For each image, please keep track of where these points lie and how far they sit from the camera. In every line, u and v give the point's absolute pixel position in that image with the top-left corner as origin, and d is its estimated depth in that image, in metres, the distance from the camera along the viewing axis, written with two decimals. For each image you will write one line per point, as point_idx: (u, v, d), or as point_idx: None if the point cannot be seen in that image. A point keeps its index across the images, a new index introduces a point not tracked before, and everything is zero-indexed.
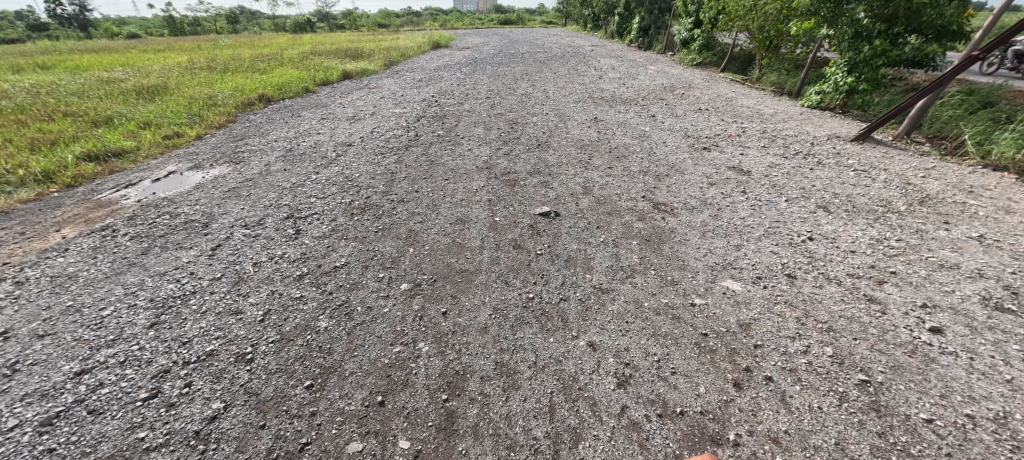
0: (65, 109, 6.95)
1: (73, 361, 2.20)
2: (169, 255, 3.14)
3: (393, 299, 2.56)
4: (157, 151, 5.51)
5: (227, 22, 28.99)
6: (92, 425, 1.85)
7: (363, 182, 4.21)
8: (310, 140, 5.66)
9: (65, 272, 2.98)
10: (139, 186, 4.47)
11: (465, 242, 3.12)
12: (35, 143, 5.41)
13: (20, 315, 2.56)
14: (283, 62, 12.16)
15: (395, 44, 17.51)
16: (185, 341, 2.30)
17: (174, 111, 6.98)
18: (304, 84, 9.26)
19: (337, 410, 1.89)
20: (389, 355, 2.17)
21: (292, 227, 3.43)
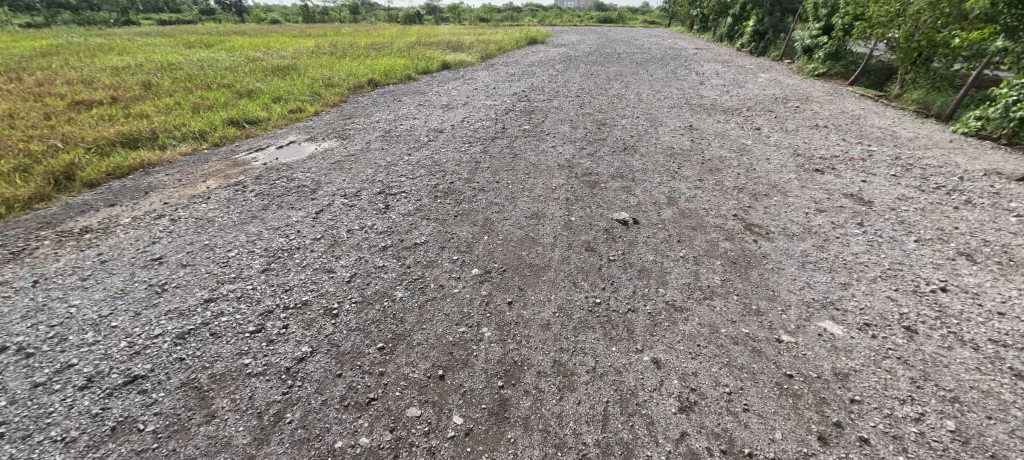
0: (220, 81, 8.32)
1: (204, 290, 2.65)
2: (282, 213, 3.62)
3: (463, 281, 2.68)
4: (283, 122, 6.36)
5: (350, 11, 32.23)
6: (212, 344, 2.22)
7: (449, 168, 4.44)
8: (407, 124, 6.10)
9: (205, 216, 3.59)
10: (266, 151, 5.21)
11: (537, 236, 3.15)
12: (197, 107, 6.57)
13: (172, 246, 3.14)
14: (392, 50, 13.21)
15: (493, 38, 18.06)
16: (287, 288, 2.64)
17: (299, 88, 7.97)
18: (407, 71, 9.98)
19: (403, 375, 2.04)
20: (454, 333, 2.28)
21: (382, 202, 3.74)
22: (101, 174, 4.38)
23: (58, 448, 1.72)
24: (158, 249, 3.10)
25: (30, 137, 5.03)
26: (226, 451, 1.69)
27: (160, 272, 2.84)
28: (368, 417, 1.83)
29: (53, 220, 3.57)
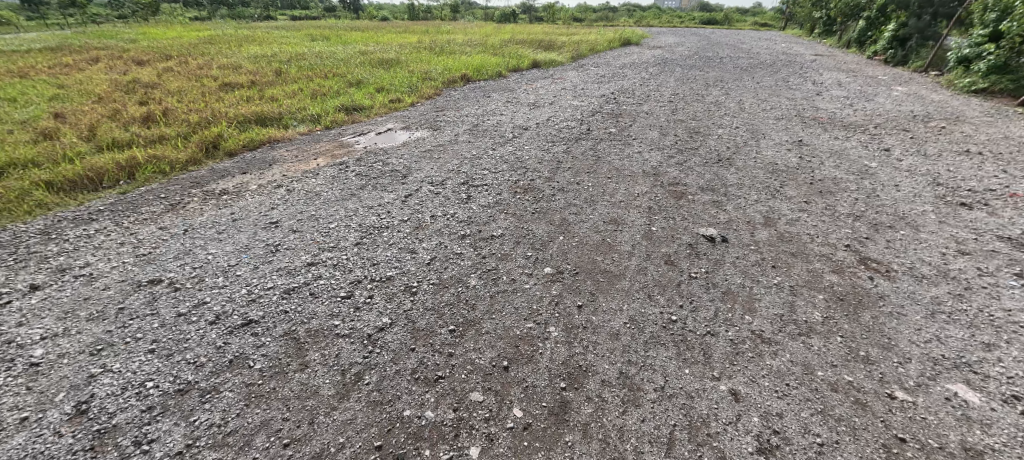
0: (335, 71, 9.30)
1: (308, 254, 3.00)
2: (377, 193, 3.95)
3: (535, 278, 2.70)
4: (383, 110, 6.93)
5: (450, 10, 34.00)
6: (310, 303, 2.51)
7: (531, 165, 4.49)
8: (493, 119, 6.29)
9: (314, 190, 4.05)
10: (367, 136, 5.72)
11: (614, 243, 3.06)
12: (315, 93, 7.43)
13: (286, 213, 3.60)
14: (486, 47, 13.68)
15: (585, 38, 17.82)
16: (375, 262, 2.89)
17: (400, 81, 8.61)
18: (498, 69, 10.26)
19: (469, 360, 2.12)
20: (521, 328, 2.32)
21: (465, 192, 3.91)
22: (238, 146, 5.16)
23: (190, 370, 2.07)
24: (276, 214, 3.58)
25: (193, 111, 6.12)
26: (313, 399, 1.91)
27: (276, 234, 3.28)
28: (434, 393, 1.94)
29: (202, 181, 4.31)
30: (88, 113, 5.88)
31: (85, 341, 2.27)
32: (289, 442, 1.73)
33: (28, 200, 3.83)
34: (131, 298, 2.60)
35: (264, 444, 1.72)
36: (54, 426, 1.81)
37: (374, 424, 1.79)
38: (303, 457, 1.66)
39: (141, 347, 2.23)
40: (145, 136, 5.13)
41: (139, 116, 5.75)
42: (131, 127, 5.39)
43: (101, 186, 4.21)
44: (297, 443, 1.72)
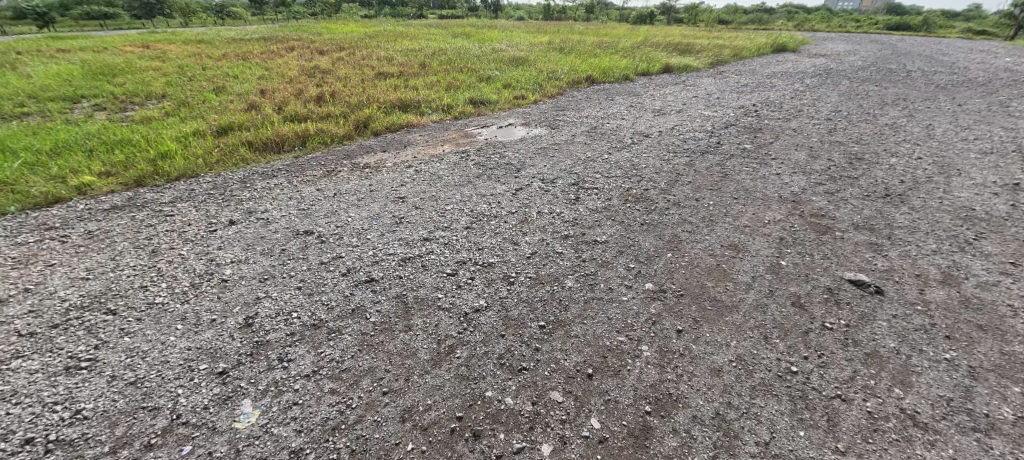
0: (470, 66, 10.05)
1: (425, 230, 3.33)
2: (490, 183, 4.18)
3: (634, 291, 2.58)
4: (507, 106, 7.28)
5: (585, 11, 33.98)
6: (421, 274, 2.79)
7: (647, 174, 4.27)
8: (613, 123, 6.13)
9: (437, 173, 4.46)
10: (489, 129, 6.07)
11: (731, 271, 2.75)
12: (450, 86, 8.14)
13: (412, 191, 4.04)
14: (616, 49, 13.35)
15: (729, 42, 16.18)
16: (480, 247, 3.07)
17: (526, 79, 8.93)
18: (626, 72, 9.95)
19: (554, 358, 2.12)
20: (612, 339, 2.23)
21: (574, 193, 3.91)
22: (383, 128, 5.93)
23: (323, 310, 2.49)
24: (404, 191, 4.05)
25: (353, 95, 7.21)
26: (411, 359, 2.13)
27: (401, 208, 3.71)
28: (515, 382, 2.00)
29: (352, 154, 5.07)
30: (282, 91, 7.36)
31: (258, 270, 2.88)
32: (387, 391, 1.96)
33: (237, 154, 4.98)
34: (291, 243, 3.20)
35: (367, 387, 1.98)
36: (231, 330, 2.35)
37: (458, 396, 1.92)
38: (396, 408, 1.87)
39: (292, 283, 2.74)
40: (317, 113, 6.23)
41: (315, 95, 7.00)
42: (309, 105, 6.58)
43: (283, 150, 5.25)
44: (393, 394, 1.94)
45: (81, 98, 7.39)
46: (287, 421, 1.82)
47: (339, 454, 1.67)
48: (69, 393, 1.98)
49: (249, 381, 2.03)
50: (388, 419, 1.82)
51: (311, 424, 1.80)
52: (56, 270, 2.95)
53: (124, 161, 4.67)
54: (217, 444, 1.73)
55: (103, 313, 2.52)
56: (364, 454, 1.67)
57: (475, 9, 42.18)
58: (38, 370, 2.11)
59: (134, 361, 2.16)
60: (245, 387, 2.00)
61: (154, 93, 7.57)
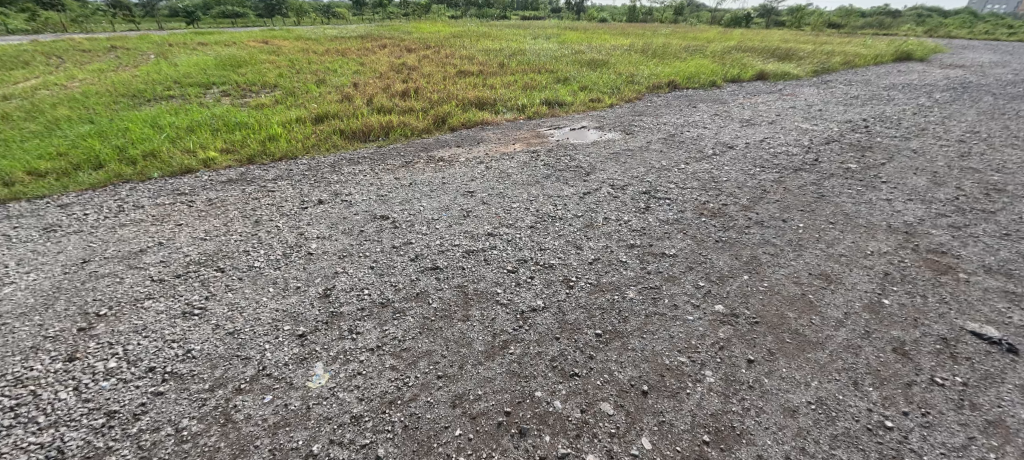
0: (548, 67, 10.08)
1: (490, 225, 3.42)
2: (558, 185, 4.17)
3: (702, 311, 2.41)
4: (581, 108, 7.20)
5: (673, 13, 32.43)
6: (483, 267, 2.86)
7: (727, 188, 3.98)
8: (694, 132, 5.80)
9: (506, 171, 4.54)
10: (562, 130, 6.05)
11: (818, 303, 2.46)
12: (526, 86, 8.25)
13: (481, 186, 4.16)
14: (704, 54, 12.58)
15: (839, 49, 14.46)
16: (542, 247, 3.08)
17: (604, 82, 8.76)
18: (713, 78, 9.34)
19: (607, 369, 2.06)
20: (672, 358, 2.11)
21: (644, 202, 3.76)
22: (459, 124, 6.18)
23: (391, 290, 2.66)
24: (473, 185, 4.18)
25: (435, 91, 7.60)
26: (466, 349, 2.19)
27: (470, 202, 3.84)
28: (566, 386, 1.97)
29: (429, 147, 5.35)
30: (373, 85, 7.97)
31: (339, 247, 3.16)
32: (441, 375, 2.04)
33: (330, 141, 5.50)
34: (369, 225, 3.46)
35: (424, 369, 2.08)
36: (312, 299, 2.60)
37: (507, 391, 1.95)
38: (448, 393, 1.94)
39: (367, 262, 2.96)
40: (401, 107, 6.67)
41: (401, 90, 7.48)
42: (395, 99, 7.06)
43: (368, 139, 5.69)
44: (446, 379, 2.02)
45: (212, 84, 8.63)
46: (351, 388, 1.98)
47: (393, 428, 1.78)
48: (183, 334, 2.34)
49: (323, 346, 2.24)
50: (440, 402, 1.90)
51: (371, 395, 1.94)
52: (183, 229, 3.49)
53: (240, 140, 5.39)
54: (292, 399, 1.93)
55: (213, 270, 2.93)
56: (415, 431, 1.76)
57: (557, 11, 42.20)
58: (163, 312, 2.51)
59: (234, 315, 2.48)
60: (319, 351, 2.20)
61: (268, 83, 8.62)
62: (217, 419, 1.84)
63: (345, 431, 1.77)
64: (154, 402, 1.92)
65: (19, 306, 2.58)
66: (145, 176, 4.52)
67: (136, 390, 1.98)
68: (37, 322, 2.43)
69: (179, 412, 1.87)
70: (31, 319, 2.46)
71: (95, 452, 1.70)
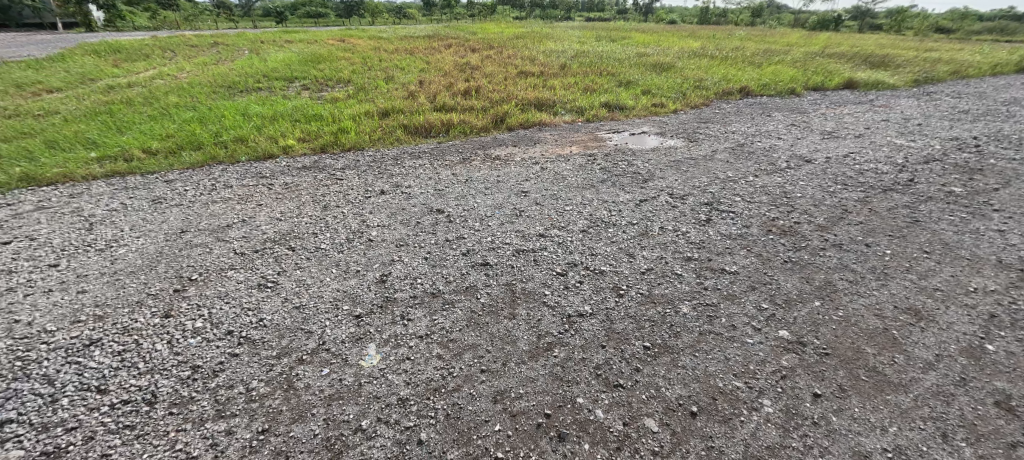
0: (610, 70, 9.89)
1: (542, 226, 3.42)
2: (614, 190, 4.08)
3: (763, 335, 2.24)
4: (642, 113, 6.99)
5: (750, 15, 30.45)
6: (532, 267, 2.87)
7: (801, 205, 3.67)
8: (766, 142, 5.41)
9: (561, 173, 4.52)
10: (620, 135, 5.91)
11: (905, 340, 2.19)
12: (587, 89, 8.15)
13: (535, 187, 4.18)
14: (783, 59, 11.68)
15: (947, 56, 12.79)
16: (593, 253, 3.03)
17: (669, 86, 8.44)
18: (792, 85, 8.65)
19: (654, 383, 1.98)
20: (727, 381, 1.97)
21: (705, 214, 3.57)
22: (517, 124, 6.25)
23: (442, 282, 2.75)
24: (528, 185, 4.21)
25: (495, 91, 7.74)
26: (510, 346, 2.21)
27: (523, 202, 3.86)
28: (609, 396, 1.92)
29: (486, 145, 5.46)
30: (437, 84, 8.28)
31: (397, 237, 3.32)
32: (484, 369, 2.08)
33: (394, 135, 5.79)
34: (425, 217, 3.61)
35: (468, 361, 2.13)
36: (369, 283, 2.76)
37: (549, 394, 1.94)
38: (490, 387, 1.97)
39: (421, 253, 3.09)
40: (462, 105, 6.86)
41: (463, 89, 7.71)
42: (457, 97, 7.29)
43: (429, 135, 5.92)
44: (489, 373, 2.05)
45: (295, 78, 9.42)
46: (399, 372, 2.07)
47: (436, 414, 1.84)
48: (258, 304, 2.58)
49: (377, 328, 2.37)
50: (481, 396, 1.93)
51: (417, 380, 2.02)
52: (263, 209, 3.85)
53: (315, 131, 5.84)
54: (346, 374, 2.06)
55: (285, 248, 3.20)
56: (456, 421, 1.81)
57: (623, 12, 41.22)
58: (242, 282, 2.79)
59: (300, 291, 2.70)
60: (373, 332, 2.33)
61: (343, 79, 9.24)
62: (281, 384, 2.01)
63: (391, 412, 1.86)
64: (230, 362, 2.14)
65: (130, 265, 2.99)
66: (234, 159, 5.04)
67: (217, 350, 2.22)
68: (143, 281, 2.80)
69: (250, 373, 2.07)
70: (139, 278, 2.84)
71: (181, 400, 1.93)
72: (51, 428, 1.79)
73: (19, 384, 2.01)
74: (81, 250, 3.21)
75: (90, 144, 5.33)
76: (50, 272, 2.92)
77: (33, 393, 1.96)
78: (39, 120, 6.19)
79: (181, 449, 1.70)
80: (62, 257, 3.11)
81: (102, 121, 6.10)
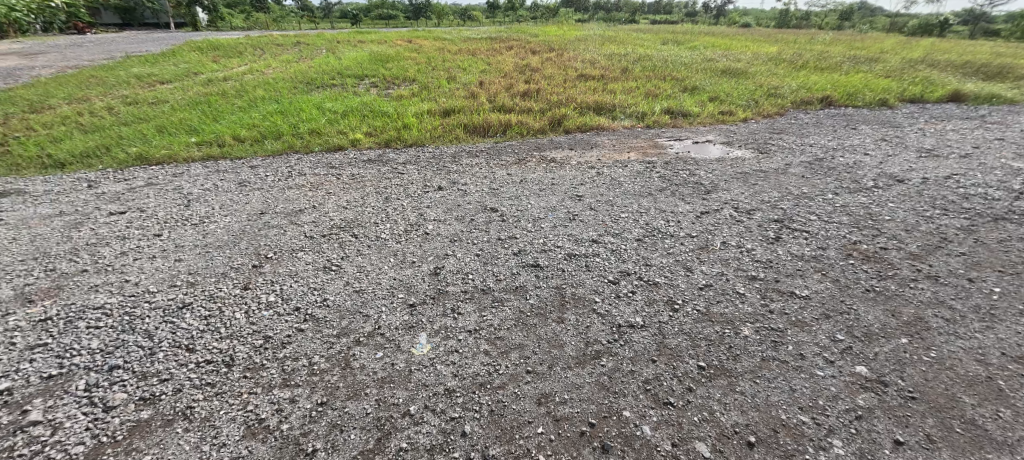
0: (675, 75, 9.52)
1: (595, 232, 3.37)
2: (673, 200, 3.92)
3: (837, 368, 2.03)
4: (708, 121, 6.65)
5: (837, 19, 27.92)
6: (582, 273, 2.83)
7: (889, 230, 3.30)
8: (849, 157, 4.93)
9: (618, 179, 4.42)
10: (682, 143, 5.67)
11: (1017, 393, 1.88)
12: (649, 94, 7.90)
13: (590, 191, 4.13)
14: (874, 67, 10.59)
15: None
16: (647, 263, 2.93)
17: (740, 94, 7.96)
18: (884, 96, 7.81)
19: (708, 406, 1.86)
20: (793, 412, 1.81)
21: (774, 231, 3.33)
22: (574, 127, 6.19)
23: (492, 279, 2.79)
24: (582, 190, 4.16)
25: (555, 93, 7.74)
26: (556, 350, 2.20)
27: (577, 206, 3.83)
28: (657, 413, 1.83)
29: (542, 147, 5.47)
30: (497, 84, 8.43)
31: (451, 232, 3.42)
32: (530, 370, 2.08)
33: (453, 133, 5.98)
34: (480, 215, 3.69)
35: (514, 361, 2.14)
36: (423, 274, 2.87)
37: (594, 402, 1.89)
38: (534, 389, 1.97)
39: (474, 249, 3.16)
40: (521, 106, 6.93)
41: (523, 91, 7.78)
42: (516, 99, 7.37)
43: (487, 134, 6.04)
44: (534, 375, 2.05)
45: (366, 76, 10.02)
46: (447, 363, 2.13)
47: (480, 409, 1.87)
48: (323, 285, 2.78)
49: (428, 318, 2.45)
50: (525, 396, 1.94)
51: (464, 373, 2.07)
52: (331, 197, 4.13)
53: (381, 126, 6.17)
54: (398, 360, 2.16)
55: (349, 235, 3.42)
56: (499, 418, 1.82)
57: (692, 15, 39.49)
58: (310, 263, 3.02)
59: (361, 276, 2.87)
60: (424, 322, 2.42)
61: (409, 77, 9.69)
62: (339, 362, 2.14)
63: (438, 401, 1.92)
64: (297, 336, 2.32)
65: (218, 240, 3.34)
66: (309, 149, 5.46)
67: (286, 323, 2.42)
68: (228, 255, 3.12)
69: (313, 349, 2.23)
70: (224, 252, 3.16)
71: (254, 365, 2.13)
72: (149, 377, 2.05)
73: (126, 335, 2.32)
74: (179, 223, 3.63)
75: (191, 130, 6.03)
76: (155, 240, 3.34)
77: (136, 344, 2.25)
78: (153, 107, 7.11)
79: (251, 411, 1.87)
80: (165, 228, 3.54)
81: (202, 110, 6.87)
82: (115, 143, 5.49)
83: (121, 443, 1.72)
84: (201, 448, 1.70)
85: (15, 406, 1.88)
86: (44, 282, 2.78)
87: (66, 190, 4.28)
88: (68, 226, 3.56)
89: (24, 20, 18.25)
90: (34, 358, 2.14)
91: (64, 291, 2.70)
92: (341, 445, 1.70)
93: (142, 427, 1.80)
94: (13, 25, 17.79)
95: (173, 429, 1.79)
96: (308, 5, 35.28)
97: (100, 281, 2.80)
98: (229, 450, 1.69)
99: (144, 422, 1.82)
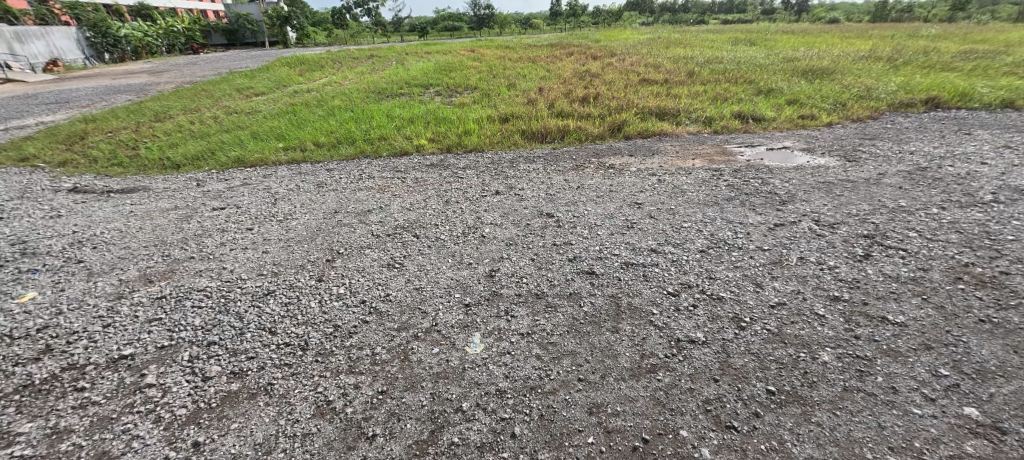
0: (748, 77, 8.92)
1: (655, 241, 3.24)
2: (743, 211, 3.66)
3: (939, 407, 1.76)
4: (785, 126, 6.16)
5: (948, 9, 24.53)
6: (640, 283, 2.75)
7: (1012, 251, 2.82)
8: (959, 167, 4.31)
9: (680, 186, 4.24)
10: (755, 149, 5.29)
11: None
12: (718, 97, 7.49)
13: (649, 199, 3.99)
14: (995, 63, 9.14)
15: None
16: (711, 276, 2.77)
17: (824, 96, 7.26)
18: (1009, 95, 6.72)
19: (777, 434, 1.70)
20: (881, 452, 1.60)
21: (863, 248, 2.99)
22: (635, 133, 6.04)
23: (546, 284, 2.80)
24: (642, 197, 4.04)
25: (615, 98, 7.62)
26: (610, 360, 2.15)
27: (636, 214, 3.72)
28: (718, 437, 1.71)
29: (600, 153, 5.41)
30: (556, 90, 8.47)
31: (506, 236, 3.48)
32: (581, 379, 2.05)
33: (512, 139, 6.10)
34: (536, 221, 3.71)
35: (567, 367, 2.13)
36: (479, 276, 2.95)
37: (649, 418, 1.82)
38: (586, 397, 1.94)
39: (529, 254, 3.19)
40: (580, 112, 6.91)
41: (581, 97, 7.76)
42: (575, 104, 7.36)
43: (545, 140, 6.10)
44: (586, 384, 2.02)
45: (430, 85, 10.54)
46: (500, 364, 2.17)
47: (531, 412, 1.88)
48: (386, 281, 2.96)
49: (483, 318, 2.52)
50: (576, 404, 1.91)
51: (516, 375, 2.09)
52: (396, 199, 4.40)
53: (444, 132, 6.46)
54: (453, 356, 2.24)
55: (411, 235, 3.61)
56: (550, 424, 1.82)
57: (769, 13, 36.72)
58: (375, 260, 3.23)
59: (421, 274, 3.02)
60: (478, 322, 2.49)
61: (471, 86, 10.05)
62: (399, 354, 2.27)
63: (489, 400, 1.96)
64: (362, 328, 2.49)
65: (298, 235, 3.69)
66: (378, 154, 5.86)
67: (353, 314, 2.61)
68: (306, 249, 3.44)
69: (376, 340, 2.38)
70: (303, 246, 3.49)
71: (325, 351, 2.31)
72: (239, 353, 2.32)
73: (222, 315, 2.64)
74: (267, 218, 4.07)
75: (278, 135, 6.73)
76: (246, 233, 3.78)
77: (229, 324, 2.56)
78: (249, 116, 8.04)
79: (321, 392, 2.04)
80: (255, 223, 4.00)
81: (289, 118, 7.67)
82: (218, 148, 6.29)
83: (215, 410, 1.97)
84: (278, 421, 1.88)
85: (137, 369, 2.21)
86: (161, 266, 3.26)
87: (180, 187, 5.00)
88: (181, 218, 4.15)
89: (154, 43, 21.55)
90: (151, 330, 2.51)
91: (176, 274, 3.14)
92: (399, 433, 1.80)
93: (232, 397, 2.04)
94: (145, 47, 21.11)
95: (255, 402, 2.00)
96: (381, 20, 37.97)
97: (204, 267, 3.22)
98: (301, 426, 1.85)
99: (233, 393, 2.06)
